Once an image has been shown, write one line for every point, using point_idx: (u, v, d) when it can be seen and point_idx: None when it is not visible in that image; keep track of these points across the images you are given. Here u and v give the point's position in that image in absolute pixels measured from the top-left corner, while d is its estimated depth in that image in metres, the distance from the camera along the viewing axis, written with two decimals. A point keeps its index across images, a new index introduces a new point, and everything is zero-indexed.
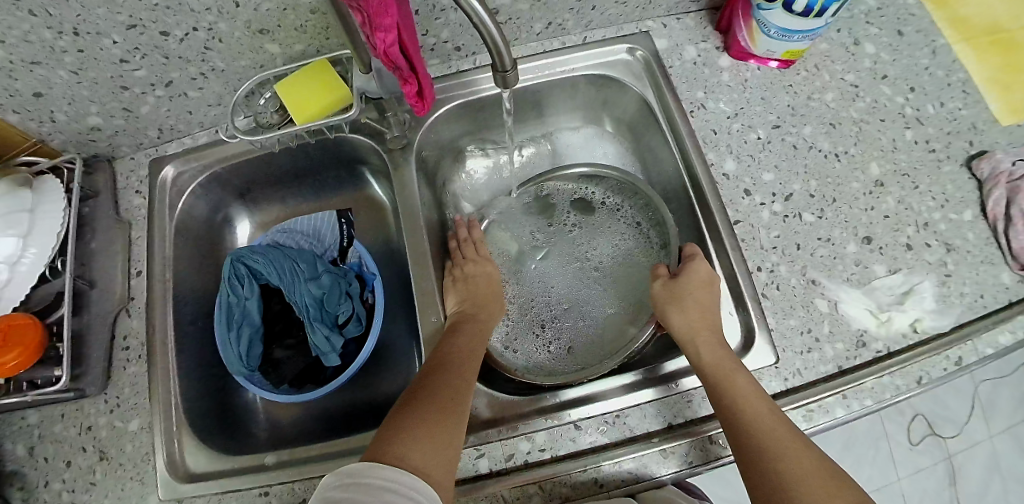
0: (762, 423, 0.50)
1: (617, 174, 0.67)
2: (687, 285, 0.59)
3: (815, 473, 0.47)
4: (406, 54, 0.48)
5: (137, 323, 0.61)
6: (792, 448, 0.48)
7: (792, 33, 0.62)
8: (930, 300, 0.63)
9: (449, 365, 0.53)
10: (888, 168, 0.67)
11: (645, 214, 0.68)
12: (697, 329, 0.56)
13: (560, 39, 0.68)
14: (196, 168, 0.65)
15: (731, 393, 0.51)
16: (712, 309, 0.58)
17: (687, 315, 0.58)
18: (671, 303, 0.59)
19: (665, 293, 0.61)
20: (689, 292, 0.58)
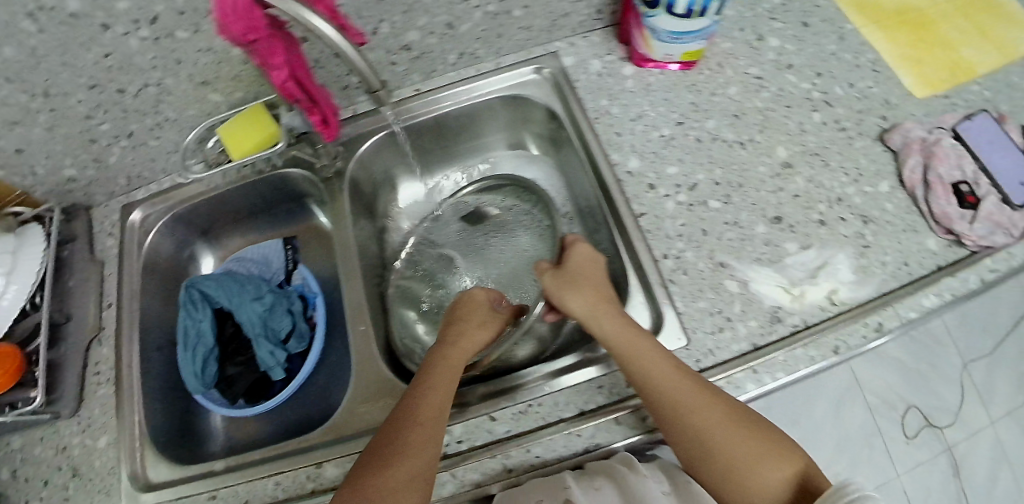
0: (669, 382, 0.54)
1: (518, 180, 0.75)
2: (577, 267, 0.64)
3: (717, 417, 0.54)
4: (303, 88, 0.56)
5: (107, 350, 0.68)
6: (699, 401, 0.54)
7: (683, 35, 0.66)
8: (847, 272, 0.64)
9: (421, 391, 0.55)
10: (796, 150, 0.69)
11: (540, 207, 0.74)
12: (594, 306, 0.60)
13: (475, 67, 0.74)
14: (161, 209, 0.73)
15: (645, 365, 0.55)
16: (600, 282, 0.63)
17: (581, 294, 0.62)
18: (564, 288, 0.63)
19: (555, 282, 0.64)
20: (579, 270, 0.63)
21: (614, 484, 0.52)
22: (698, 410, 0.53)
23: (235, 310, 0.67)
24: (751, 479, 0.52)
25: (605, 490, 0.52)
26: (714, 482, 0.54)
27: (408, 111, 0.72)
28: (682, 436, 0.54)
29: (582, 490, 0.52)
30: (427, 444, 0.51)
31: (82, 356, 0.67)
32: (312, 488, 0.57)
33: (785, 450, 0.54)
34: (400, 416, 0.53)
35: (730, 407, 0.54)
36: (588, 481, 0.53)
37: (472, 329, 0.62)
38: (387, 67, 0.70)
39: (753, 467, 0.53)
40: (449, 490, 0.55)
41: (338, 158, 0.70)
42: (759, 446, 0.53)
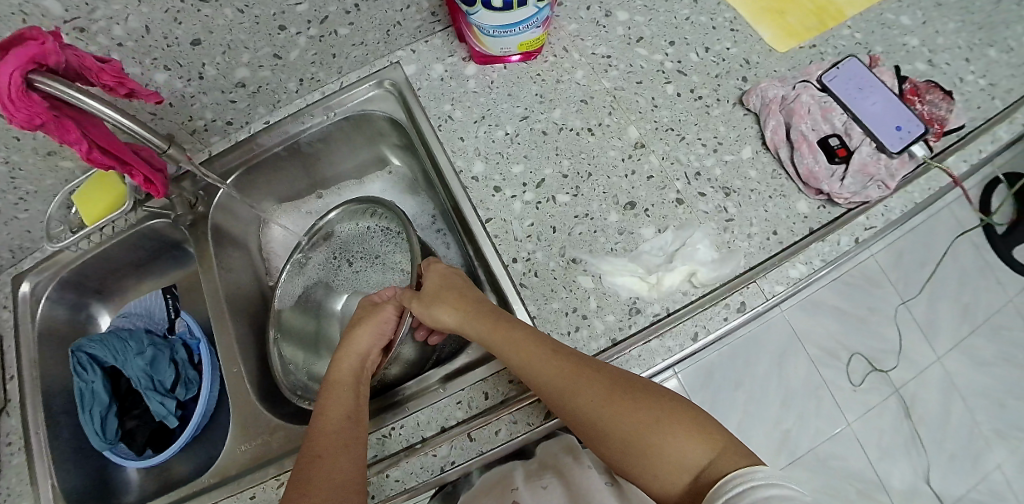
0: (551, 370, 0.54)
1: (377, 206, 0.72)
2: (437, 277, 0.64)
3: (604, 389, 0.54)
4: (116, 155, 0.59)
5: (15, 420, 0.72)
6: (582, 379, 0.54)
7: (509, 28, 0.64)
8: (706, 251, 0.62)
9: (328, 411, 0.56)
10: (648, 128, 0.67)
11: (397, 225, 0.73)
12: (462, 310, 0.60)
13: (321, 90, 0.74)
14: (46, 277, 0.75)
15: (523, 356, 0.55)
16: (462, 287, 0.62)
17: (445, 303, 0.61)
18: (428, 302, 0.62)
19: (418, 302, 0.63)
20: (439, 282, 0.63)
21: (559, 480, 0.54)
22: (579, 390, 0.53)
23: (121, 366, 0.70)
24: (647, 452, 0.50)
25: (551, 487, 0.53)
26: (618, 462, 0.52)
27: (257, 146, 0.74)
28: (576, 420, 0.54)
29: (529, 490, 0.53)
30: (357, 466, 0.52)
31: None
32: None
33: (680, 415, 0.51)
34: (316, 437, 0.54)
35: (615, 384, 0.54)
36: (537, 480, 0.54)
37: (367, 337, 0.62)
38: (229, 106, 0.71)
39: (645, 440, 0.51)
40: None
41: (198, 204, 0.72)
42: (650, 415, 0.52)
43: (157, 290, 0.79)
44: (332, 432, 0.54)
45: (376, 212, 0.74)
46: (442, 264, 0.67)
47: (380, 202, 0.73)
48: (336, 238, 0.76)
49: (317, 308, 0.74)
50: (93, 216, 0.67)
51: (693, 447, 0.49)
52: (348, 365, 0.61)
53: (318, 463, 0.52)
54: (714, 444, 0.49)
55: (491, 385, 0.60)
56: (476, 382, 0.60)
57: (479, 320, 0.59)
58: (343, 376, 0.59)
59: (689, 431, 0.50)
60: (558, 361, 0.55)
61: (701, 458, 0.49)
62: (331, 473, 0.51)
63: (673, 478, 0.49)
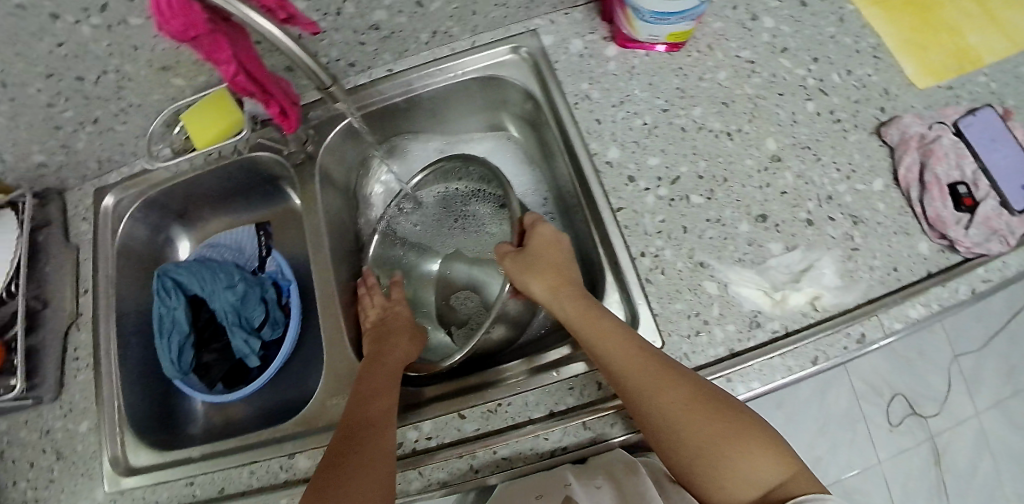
0: (637, 363, 0.53)
1: (478, 165, 0.70)
2: (535, 250, 0.64)
3: (688, 393, 0.52)
4: (256, 81, 0.54)
5: (85, 336, 0.69)
6: (668, 379, 0.53)
7: (667, 16, 0.62)
8: (833, 276, 0.62)
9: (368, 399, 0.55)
10: (786, 143, 0.66)
11: (497, 186, 0.70)
12: (556, 288, 0.61)
13: (450, 46, 0.70)
14: (133, 194, 0.72)
15: (611, 346, 0.55)
16: (557, 263, 0.63)
17: (541, 278, 0.62)
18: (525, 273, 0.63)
19: (516, 266, 0.64)
20: (539, 254, 0.63)
21: (613, 484, 0.54)
22: (665, 391, 0.52)
23: (208, 298, 0.67)
24: (719, 464, 0.51)
25: (604, 488, 0.53)
26: (684, 469, 0.52)
27: (376, 94, 0.70)
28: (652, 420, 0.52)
29: (582, 488, 0.54)
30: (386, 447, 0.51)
31: (61, 342, 0.68)
32: (285, 478, 0.59)
33: (756, 436, 0.52)
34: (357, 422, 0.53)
35: (701, 389, 0.53)
36: (588, 479, 0.55)
37: (401, 340, 0.63)
38: (357, 47, 0.66)
39: (722, 453, 0.51)
40: (430, 493, 0.56)
41: (308, 143, 0.67)
42: (732, 429, 0.51)
43: (251, 224, 0.77)
44: (359, 410, 0.54)
45: (478, 171, 0.71)
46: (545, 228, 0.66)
47: (473, 159, 0.70)
48: (434, 196, 0.75)
49: (415, 272, 0.74)
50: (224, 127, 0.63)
51: (765, 468, 0.51)
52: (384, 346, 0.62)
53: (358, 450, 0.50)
54: (783, 468, 0.51)
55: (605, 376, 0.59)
56: (590, 369, 0.59)
57: (571, 302, 0.59)
58: (379, 359, 0.60)
59: (764, 452, 0.51)
60: (648, 356, 0.54)
61: (771, 478, 0.51)
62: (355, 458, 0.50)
63: (739, 494, 0.51)
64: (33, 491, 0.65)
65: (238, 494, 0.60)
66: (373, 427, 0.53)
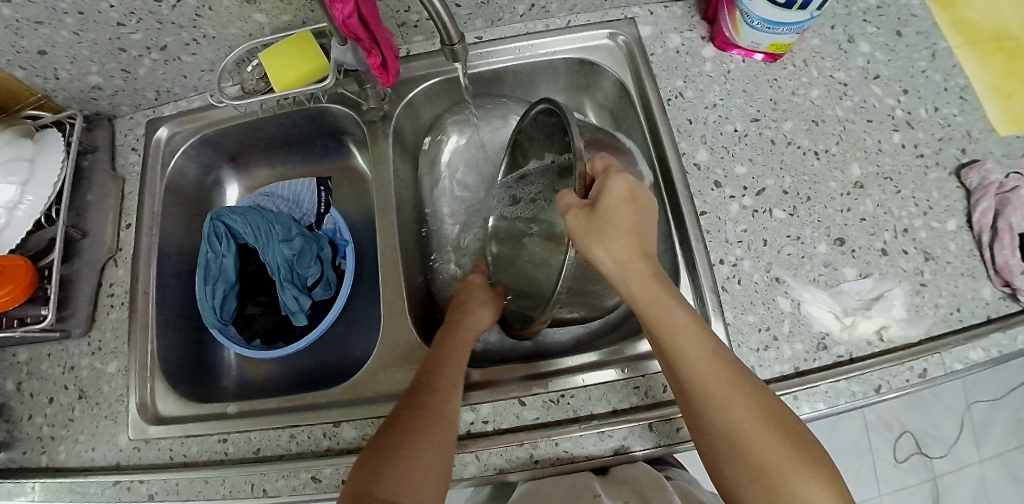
0: (694, 361, 0.48)
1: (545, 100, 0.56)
2: (606, 208, 0.52)
3: (744, 403, 0.47)
4: (368, 28, 0.50)
5: (122, 272, 0.65)
6: (724, 384, 0.47)
7: (776, 25, 0.62)
8: (901, 307, 0.60)
9: (435, 367, 0.53)
10: (870, 170, 0.65)
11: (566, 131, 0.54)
12: (623, 262, 0.52)
13: (544, 22, 0.69)
14: (187, 130, 0.68)
15: (672, 337, 0.49)
16: (632, 230, 0.52)
17: (610, 245, 0.51)
18: (591, 236, 0.51)
19: (581, 224, 0.52)
20: (611, 214, 0.51)
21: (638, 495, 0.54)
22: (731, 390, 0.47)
23: (260, 249, 0.63)
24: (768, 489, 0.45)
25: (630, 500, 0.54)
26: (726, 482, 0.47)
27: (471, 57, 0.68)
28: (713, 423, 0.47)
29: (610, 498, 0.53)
30: (448, 436, 0.49)
31: (96, 276, 0.64)
32: (327, 446, 0.57)
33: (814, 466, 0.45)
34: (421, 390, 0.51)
35: (769, 397, 0.48)
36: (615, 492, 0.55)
37: (474, 312, 0.61)
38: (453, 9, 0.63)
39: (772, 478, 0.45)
40: (486, 478, 0.54)
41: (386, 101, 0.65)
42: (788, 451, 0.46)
43: (310, 178, 0.74)
44: (428, 375, 0.52)
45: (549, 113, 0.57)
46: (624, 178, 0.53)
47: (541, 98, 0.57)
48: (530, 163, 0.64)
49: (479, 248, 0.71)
50: (308, 63, 0.60)
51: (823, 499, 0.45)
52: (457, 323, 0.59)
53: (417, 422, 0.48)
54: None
55: None
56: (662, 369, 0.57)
57: (641, 275, 0.51)
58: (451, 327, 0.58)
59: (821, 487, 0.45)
60: (714, 350, 0.49)
61: None
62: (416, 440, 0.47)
63: None
64: (51, 427, 0.62)
65: (275, 457, 0.57)
66: (440, 396, 0.50)
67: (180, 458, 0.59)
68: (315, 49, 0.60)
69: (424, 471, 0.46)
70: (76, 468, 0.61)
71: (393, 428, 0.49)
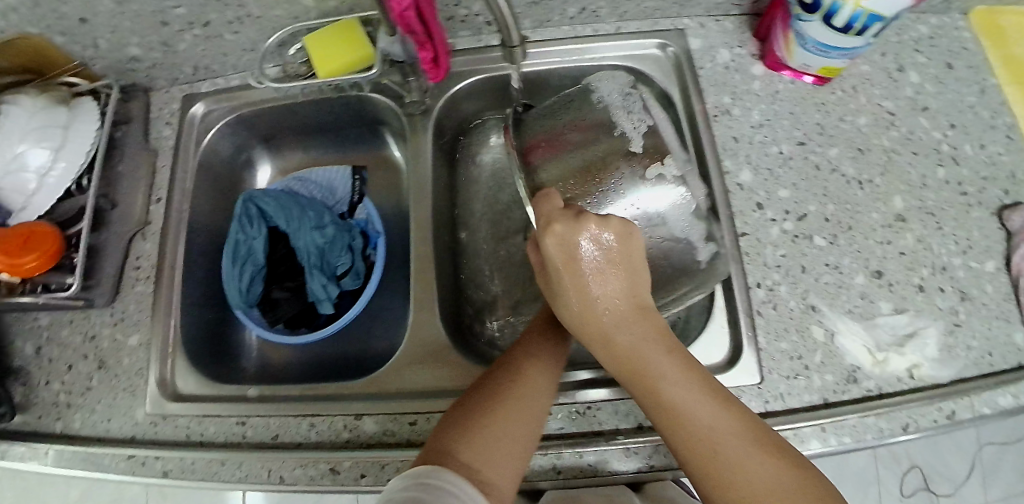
0: (689, 432, 0.41)
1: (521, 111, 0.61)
2: (556, 268, 0.43)
3: (765, 481, 0.38)
4: (423, 21, 0.49)
5: (149, 246, 0.65)
6: (733, 462, 0.39)
7: (830, 49, 0.60)
8: (936, 345, 0.59)
9: (523, 344, 0.51)
10: (914, 204, 0.64)
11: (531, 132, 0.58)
12: (589, 322, 0.44)
13: (592, 27, 0.68)
14: (225, 108, 0.68)
15: (658, 407, 0.42)
16: (593, 284, 0.43)
17: (570, 304, 0.44)
18: (553, 293, 0.46)
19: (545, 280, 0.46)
20: (561, 272, 0.43)
21: None
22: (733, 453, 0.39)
23: (291, 234, 0.64)
24: None
25: None
26: None
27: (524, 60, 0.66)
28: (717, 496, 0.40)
29: None
30: (534, 412, 0.46)
31: (123, 248, 0.64)
32: (347, 438, 0.56)
33: None
34: (506, 364, 0.49)
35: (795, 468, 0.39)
36: None
37: None
38: None
39: None
40: None
41: (429, 94, 0.64)
42: None
43: (346, 166, 0.74)
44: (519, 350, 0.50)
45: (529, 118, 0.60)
46: (561, 223, 0.42)
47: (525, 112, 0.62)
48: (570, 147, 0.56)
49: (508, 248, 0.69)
50: (353, 49, 0.58)
51: None
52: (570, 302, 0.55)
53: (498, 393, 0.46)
54: None
55: None
56: None
57: (615, 335, 0.43)
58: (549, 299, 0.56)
59: None
60: (712, 404, 0.41)
61: None
62: (507, 416, 0.44)
63: None
64: (67, 395, 0.61)
65: (294, 445, 0.57)
66: (527, 369, 0.48)
67: (197, 438, 0.59)
68: (360, 35, 0.59)
69: (512, 446, 0.43)
70: (91, 437, 0.60)
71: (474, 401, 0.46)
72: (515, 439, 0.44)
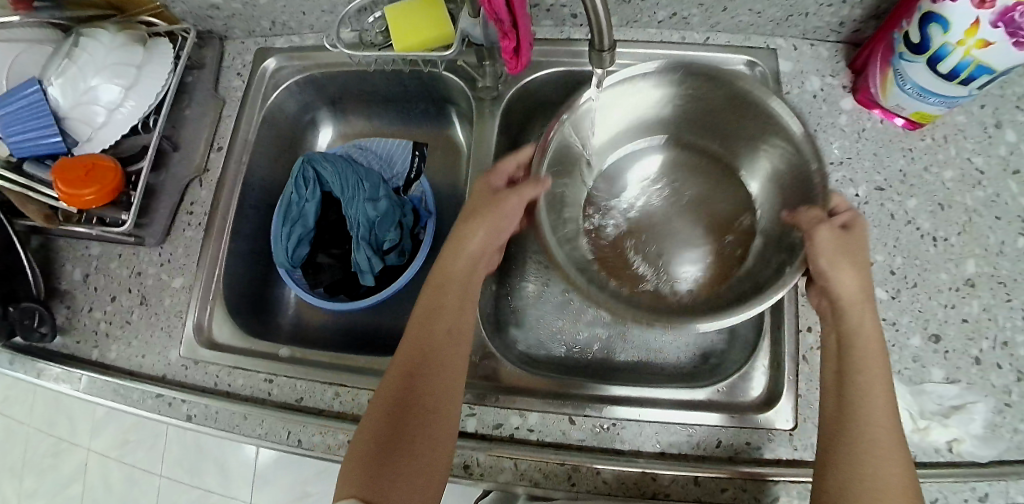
0: (868, 369, 0.46)
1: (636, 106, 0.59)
2: (852, 241, 0.49)
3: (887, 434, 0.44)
4: (511, 10, 0.47)
5: (203, 193, 0.66)
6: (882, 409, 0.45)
7: (928, 95, 0.57)
8: (979, 423, 0.55)
9: (418, 361, 0.50)
10: (985, 270, 0.59)
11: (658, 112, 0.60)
12: (833, 258, 0.48)
13: (681, 33, 0.68)
14: (297, 67, 0.68)
15: (870, 343, 0.47)
16: (858, 255, 0.49)
17: (854, 276, 0.48)
18: (839, 260, 0.48)
19: (833, 242, 0.49)
20: (853, 241, 0.49)
21: None
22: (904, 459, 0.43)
23: (345, 203, 0.64)
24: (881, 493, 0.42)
25: None
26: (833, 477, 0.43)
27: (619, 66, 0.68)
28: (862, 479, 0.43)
29: None
30: (444, 424, 0.48)
31: (180, 191, 0.65)
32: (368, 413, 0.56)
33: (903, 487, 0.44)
34: (402, 395, 0.49)
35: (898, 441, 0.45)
36: None
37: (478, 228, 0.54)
38: None
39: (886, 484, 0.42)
40: (516, 488, 0.54)
41: (502, 81, 0.63)
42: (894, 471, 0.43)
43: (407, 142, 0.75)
44: (420, 361, 0.50)
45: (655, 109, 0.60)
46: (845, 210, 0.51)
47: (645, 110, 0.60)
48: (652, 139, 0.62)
49: None
50: (433, 27, 0.57)
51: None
52: (460, 269, 0.54)
53: (387, 425, 0.47)
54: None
55: (728, 436, 0.54)
56: (726, 426, 0.54)
57: (864, 316, 0.48)
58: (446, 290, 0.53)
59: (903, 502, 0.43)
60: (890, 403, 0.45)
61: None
62: (426, 424, 0.47)
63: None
64: (106, 325, 0.63)
65: (316, 411, 0.57)
66: (423, 394, 0.48)
67: (224, 387, 0.59)
68: (443, 15, 0.58)
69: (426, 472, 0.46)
70: (123, 370, 0.61)
71: (377, 432, 0.47)
72: (434, 443, 0.47)
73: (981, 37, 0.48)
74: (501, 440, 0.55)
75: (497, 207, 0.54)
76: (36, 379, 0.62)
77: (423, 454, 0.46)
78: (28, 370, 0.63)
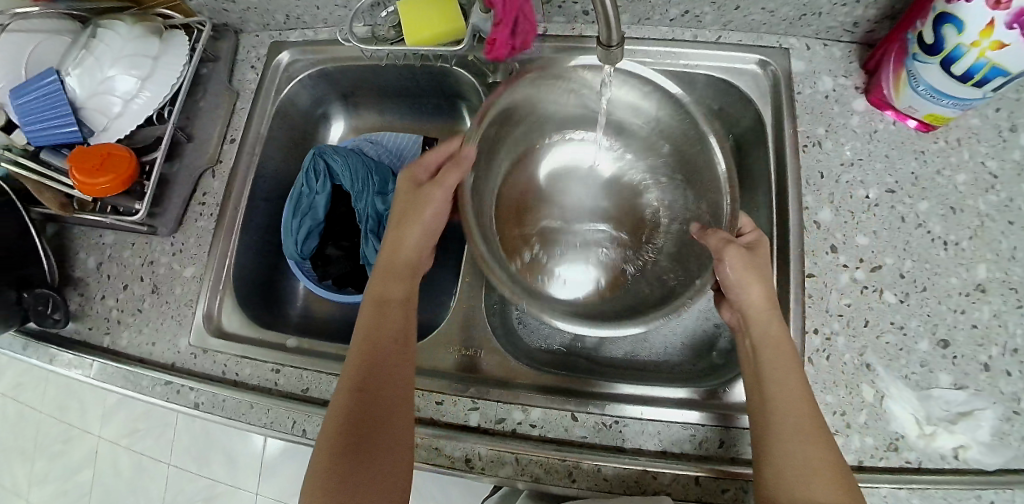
0: (782, 384, 0.48)
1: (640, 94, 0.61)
2: (756, 256, 0.52)
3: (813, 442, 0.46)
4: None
5: (216, 184, 0.67)
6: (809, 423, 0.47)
7: (941, 97, 0.56)
8: (986, 430, 0.54)
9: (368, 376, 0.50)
10: (997, 275, 0.59)
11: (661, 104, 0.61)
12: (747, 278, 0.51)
13: (693, 32, 0.68)
14: (310, 60, 0.69)
15: (775, 353, 0.50)
16: (764, 268, 0.52)
17: (753, 288, 0.51)
18: (749, 272, 0.51)
19: (741, 259, 0.51)
20: (760, 258, 0.52)
21: None
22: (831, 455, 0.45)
23: (354, 196, 0.64)
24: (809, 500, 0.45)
25: None
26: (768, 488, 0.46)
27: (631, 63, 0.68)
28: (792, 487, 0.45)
29: None
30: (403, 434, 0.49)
31: (193, 181, 0.66)
32: None
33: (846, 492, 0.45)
34: (354, 411, 0.49)
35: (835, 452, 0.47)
36: None
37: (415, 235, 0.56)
38: None
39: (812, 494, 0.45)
40: (517, 483, 0.54)
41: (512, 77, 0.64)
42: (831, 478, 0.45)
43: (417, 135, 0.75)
44: (368, 375, 0.50)
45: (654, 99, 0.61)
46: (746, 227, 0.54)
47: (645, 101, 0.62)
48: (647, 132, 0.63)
49: None
50: (445, 18, 0.58)
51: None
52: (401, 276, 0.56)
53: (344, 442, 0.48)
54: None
55: (731, 436, 0.54)
56: (730, 426, 0.54)
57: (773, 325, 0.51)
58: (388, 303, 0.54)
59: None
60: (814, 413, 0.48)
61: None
62: (386, 437, 0.48)
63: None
64: (118, 312, 0.64)
65: (321, 401, 0.57)
66: (378, 407, 0.49)
67: (231, 376, 0.60)
68: (454, 6, 0.58)
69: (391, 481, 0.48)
70: (133, 357, 0.62)
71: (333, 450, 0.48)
72: (397, 451, 0.48)
73: (996, 38, 0.48)
74: (503, 435, 0.55)
75: (429, 217, 0.56)
76: (49, 364, 0.63)
77: (386, 464, 0.48)
78: (41, 355, 0.64)
